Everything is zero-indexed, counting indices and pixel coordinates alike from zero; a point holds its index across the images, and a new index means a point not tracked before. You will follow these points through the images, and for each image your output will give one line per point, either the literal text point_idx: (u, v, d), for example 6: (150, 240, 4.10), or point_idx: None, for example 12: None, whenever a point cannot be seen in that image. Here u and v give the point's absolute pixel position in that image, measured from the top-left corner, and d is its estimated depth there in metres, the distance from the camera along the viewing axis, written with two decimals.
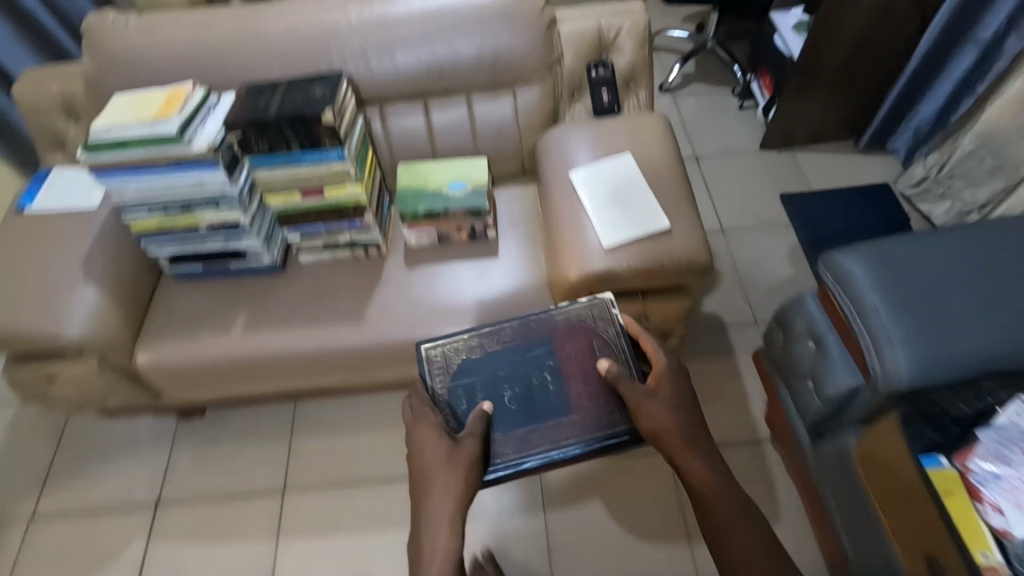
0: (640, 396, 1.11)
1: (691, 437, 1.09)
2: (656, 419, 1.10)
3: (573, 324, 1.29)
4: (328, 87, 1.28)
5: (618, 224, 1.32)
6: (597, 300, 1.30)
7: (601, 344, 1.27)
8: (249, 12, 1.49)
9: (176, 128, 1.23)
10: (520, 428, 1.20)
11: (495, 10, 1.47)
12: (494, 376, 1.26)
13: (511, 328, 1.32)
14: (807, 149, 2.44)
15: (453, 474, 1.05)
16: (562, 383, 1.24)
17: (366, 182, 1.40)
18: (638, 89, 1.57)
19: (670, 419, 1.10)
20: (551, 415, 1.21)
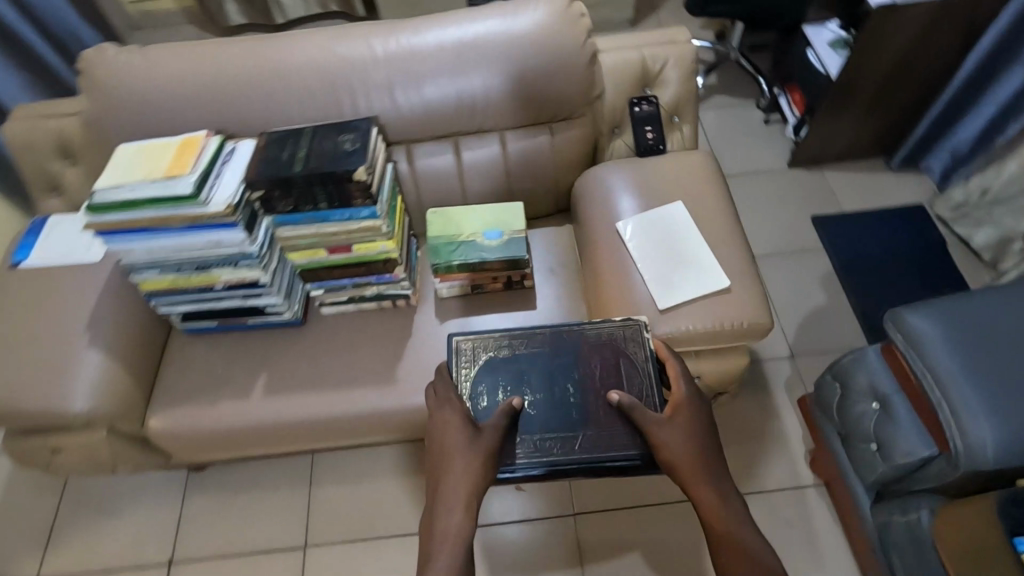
0: (657, 426, 1.03)
1: (707, 467, 0.99)
2: (672, 447, 1.01)
3: (606, 342, 1.19)
4: (357, 137, 1.16)
5: (671, 282, 1.24)
6: (631, 322, 1.20)
7: (631, 366, 1.17)
8: (263, 45, 1.36)
9: (192, 186, 1.11)
10: (534, 433, 1.12)
11: (532, 41, 1.35)
12: (519, 377, 1.17)
13: (545, 334, 1.22)
14: (838, 166, 2.34)
15: (472, 462, 0.99)
16: (587, 399, 1.15)
17: (397, 235, 1.29)
18: (682, 124, 1.46)
19: (686, 447, 1.01)
20: (567, 428, 1.12)
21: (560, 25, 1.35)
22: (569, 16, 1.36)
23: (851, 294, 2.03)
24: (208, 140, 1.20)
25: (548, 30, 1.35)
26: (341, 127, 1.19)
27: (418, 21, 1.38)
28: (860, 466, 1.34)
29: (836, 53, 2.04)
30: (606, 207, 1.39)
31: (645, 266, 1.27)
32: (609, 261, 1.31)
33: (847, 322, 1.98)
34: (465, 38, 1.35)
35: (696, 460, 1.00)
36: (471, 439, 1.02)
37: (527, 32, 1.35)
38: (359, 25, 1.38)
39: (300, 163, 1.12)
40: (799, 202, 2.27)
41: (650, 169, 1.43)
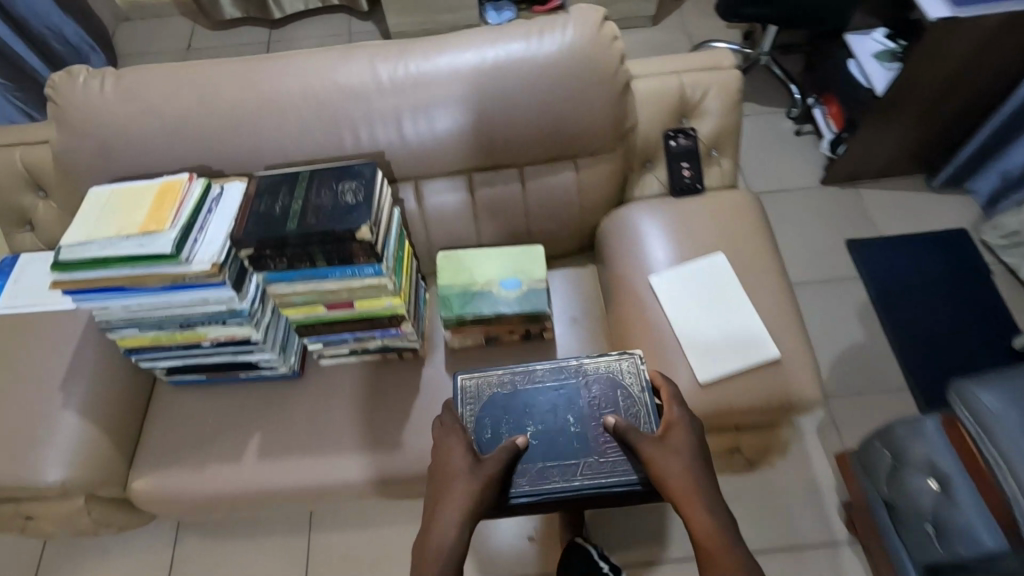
0: (649, 444, 0.91)
1: (705, 488, 0.86)
2: (666, 466, 0.88)
3: (605, 374, 1.09)
4: (359, 186, 1.02)
5: (715, 351, 1.11)
6: (626, 355, 1.11)
7: (626, 398, 1.06)
8: (255, 69, 1.20)
9: (172, 244, 0.97)
10: (534, 462, 1.02)
11: (557, 67, 1.19)
12: (520, 408, 1.07)
13: (542, 368, 1.11)
14: (875, 184, 2.18)
15: (474, 488, 0.90)
16: (587, 427, 1.04)
17: (405, 288, 1.15)
18: (722, 158, 1.31)
19: (681, 466, 0.88)
20: (568, 456, 1.02)
21: (590, 48, 1.19)
22: (600, 38, 1.19)
23: (888, 328, 1.89)
24: (191, 184, 1.06)
25: (576, 54, 1.19)
26: (341, 173, 1.04)
27: (428, 42, 1.22)
28: (913, 548, 1.21)
29: (881, 65, 1.87)
30: (636, 255, 1.25)
31: (681, 328, 1.14)
32: (641, 319, 1.18)
33: (884, 359, 1.84)
34: (482, 62, 1.19)
35: (694, 480, 0.87)
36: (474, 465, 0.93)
37: (551, 57, 1.19)
38: (362, 45, 1.23)
39: (294, 218, 0.98)
40: (833, 222, 2.11)
41: (687, 211, 1.29)
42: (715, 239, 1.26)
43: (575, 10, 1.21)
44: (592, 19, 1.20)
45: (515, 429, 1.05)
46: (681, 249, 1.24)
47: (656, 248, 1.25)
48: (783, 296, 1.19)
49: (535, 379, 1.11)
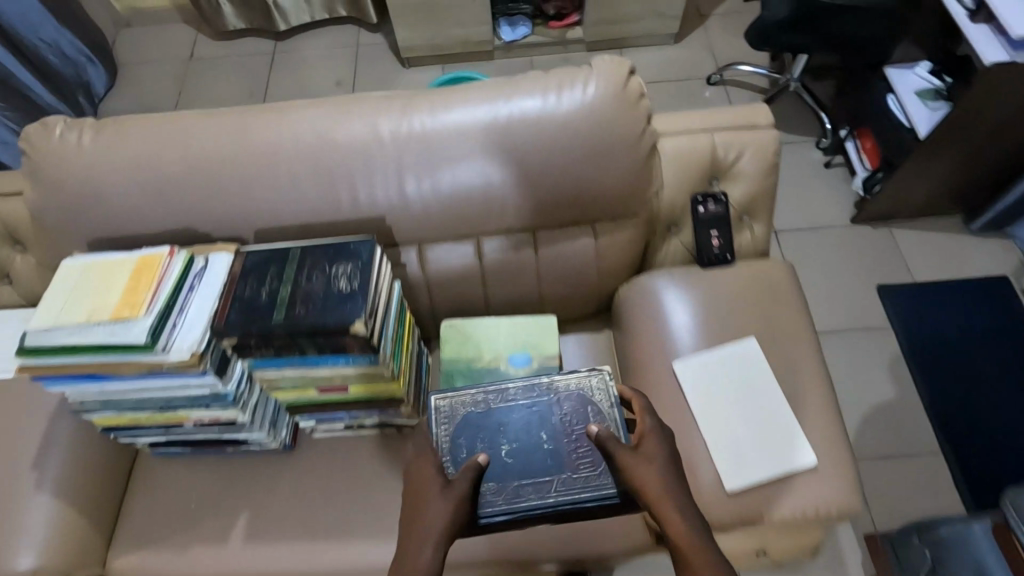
0: (624, 452, 0.81)
1: (685, 497, 0.77)
2: (646, 474, 0.79)
3: (576, 390, 1.01)
4: (355, 269, 0.92)
5: (744, 454, 1.00)
6: (596, 371, 1.03)
7: (599, 416, 0.98)
8: (246, 122, 1.10)
9: (146, 334, 0.88)
10: (508, 480, 0.93)
11: (577, 128, 1.07)
12: (490, 427, 0.98)
13: (514, 386, 1.02)
14: (910, 224, 2.04)
15: (449, 505, 0.80)
16: (558, 444, 0.96)
17: (404, 370, 1.05)
18: (754, 223, 1.20)
19: (661, 473, 0.79)
20: (542, 473, 0.93)
21: (614, 108, 1.07)
22: (625, 96, 1.08)
23: (920, 386, 1.77)
24: (171, 259, 0.96)
25: (598, 114, 1.07)
26: (335, 252, 0.94)
27: (435, 95, 1.11)
28: None
29: (925, 105, 1.74)
30: (658, 332, 1.15)
31: (707, 424, 1.04)
32: (661, 410, 1.08)
33: (916, 420, 1.73)
34: (494, 121, 1.08)
35: (673, 487, 0.77)
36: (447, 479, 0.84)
37: (569, 115, 1.07)
38: (362, 97, 1.12)
39: (282, 308, 0.89)
40: (864, 266, 1.99)
41: (716, 283, 1.17)
42: (747, 317, 1.14)
43: (598, 63, 1.09)
44: (617, 74, 1.08)
45: (486, 448, 0.97)
46: (708, 328, 1.14)
47: (679, 325, 1.15)
48: (819, 386, 1.08)
49: (505, 395, 1.02)
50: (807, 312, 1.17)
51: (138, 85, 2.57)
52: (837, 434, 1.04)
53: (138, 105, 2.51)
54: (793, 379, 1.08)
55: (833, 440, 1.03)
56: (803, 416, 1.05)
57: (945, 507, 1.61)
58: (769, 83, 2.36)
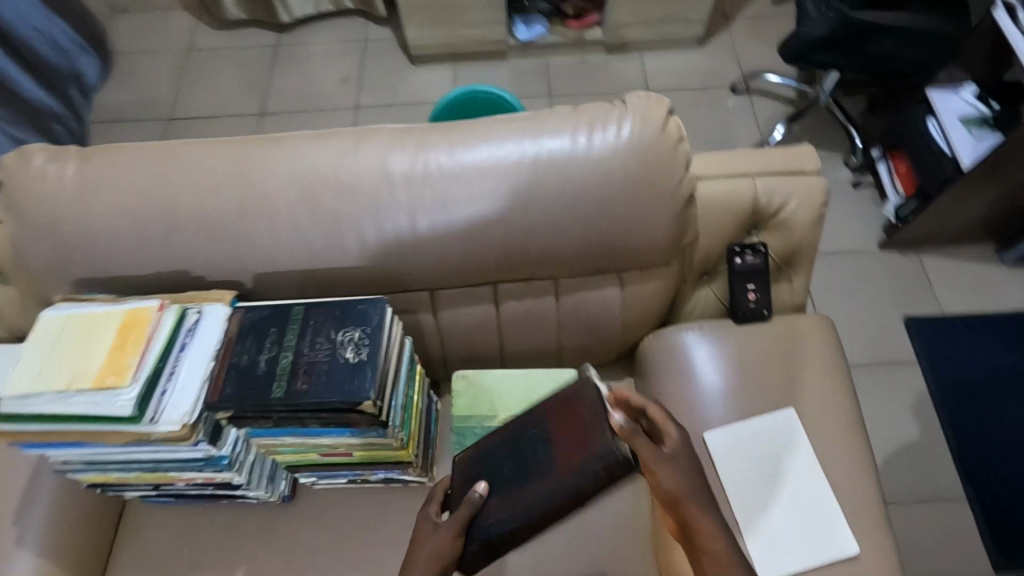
0: (655, 460, 0.85)
1: (704, 498, 0.87)
2: (673, 480, 0.86)
3: (560, 394, 0.92)
4: (363, 335, 0.83)
5: (779, 544, 0.94)
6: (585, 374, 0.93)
7: (586, 413, 0.87)
8: (242, 155, 1.00)
9: (133, 406, 0.80)
10: (507, 494, 0.87)
11: (609, 173, 0.98)
12: (488, 450, 0.92)
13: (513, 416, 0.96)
14: (943, 252, 1.94)
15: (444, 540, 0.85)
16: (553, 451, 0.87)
17: (413, 433, 0.97)
18: (792, 275, 1.12)
19: (686, 478, 0.86)
20: (537, 475, 0.86)
21: (651, 151, 0.98)
22: (664, 138, 0.98)
23: (947, 427, 1.70)
24: (162, 313, 0.88)
25: (633, 158, 0.97)
26: (341, 314, 0.86)
27: (455, 129, 1.01)
28: None
29: (969, 132, 1.66)
30: (685, 392, 1.07)
31: (737, 501, 0.98)
32: None
33: (942, 463, 1.66)
34: (520, 161, 0.98)
35: (695, 491, 0.87)
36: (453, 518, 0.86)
37: (599, 160, 0.97)
38: (374, 129, 1.02)
39: (282, 379, 0.81)
40: (892, 295, 1.89)
41: (751, 339, 1.09)
42: (784, 379, 1.06)
43: (634, 100, 0.99)
44: (656, 113, 0.98)
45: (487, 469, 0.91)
46: (741, 391, 1.06)
47: (706, 385, 1.07)
48: (862, 459, 1.00)
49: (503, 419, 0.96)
50: (849, 374, 1.08)
51: (134, 76, 2.45)
52: (877, 515, 0.96)
53: (134, 98, 2.39)
54: (834, 451, 1.00)
55: (874, 520, 0.96)
56: (842, 494, 0.97)
57: (971, 557, 1.54)
58: (796, 94, 2.24)
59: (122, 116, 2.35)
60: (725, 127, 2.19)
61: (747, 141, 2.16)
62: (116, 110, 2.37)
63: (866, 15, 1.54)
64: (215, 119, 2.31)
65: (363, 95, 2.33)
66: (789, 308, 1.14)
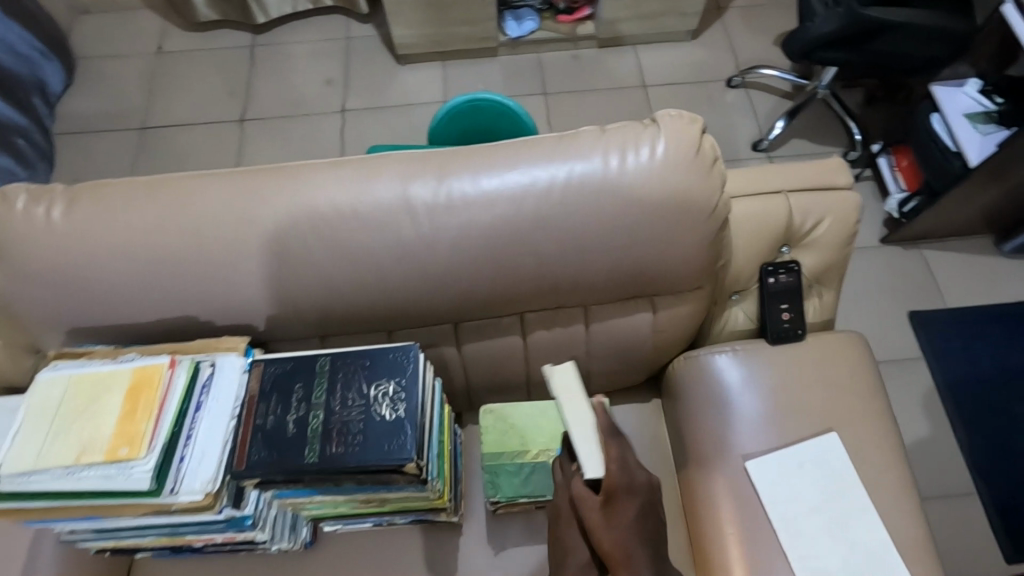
0: (592, 509, 0.82)
1: (639, 558, 0.79)
2: (605, 529, 0.81)
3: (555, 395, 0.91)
4: (398, 389, 0.78)
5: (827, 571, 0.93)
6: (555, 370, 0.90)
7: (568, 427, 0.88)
8: (246, 190, 0.92)
9: (150, 479, 0.73)
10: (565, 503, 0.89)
11: (644, 199, 0.91)
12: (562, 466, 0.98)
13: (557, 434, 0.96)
14: (944, 245, 1.94)
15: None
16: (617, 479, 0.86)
17: (447, 478, 0.93)
18: (822, 291, 1.10)
19: (626, 529, 0.81)
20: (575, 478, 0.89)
21: (687, 175, 0.91)
22: (700, 160, 0.92)
23: (957, 423, 1.71)
24: (173, 370, 0.81)
25: (669, 181, 0.91)
26: (372, 365, 0.80)
27: (478, 154, 0.94)
28: None
29: (975, 128, 1.66)
30: (719, 415, 1.04)
31: (786, 531, 0.96)
32: (731, 511, 0.98)
33: (952, 459, 1.67)
34: (551, 189, 0.91)
35: (628, 549, 0.80)
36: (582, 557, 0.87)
37: (633, 184, 0.91)
38: (390, 157, 0.94)
39: (314, 443, 0.75)
40: (896, 290, 1.89)
41: (785, 360, 1.06)
42: (822, 400, 1.03)
43: (664, 120, 0.94)
44: (690, 132, 0.92)
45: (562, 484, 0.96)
46: (779, 414, 1.03)
47: (746, 409, 1.03)
48: (903, 483, 0.99)
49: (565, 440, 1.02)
50: (884, 392, 1.07)
51: (100, 82, 2.29)
52: (916, 538, 0.95)
53: (101, 106, 2.25)
54: (876, 475, 0.99)
55: (915, 545, 0.95)
56: (881, 518, 0.96)
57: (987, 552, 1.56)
58: (793, 87, 2.21)
59: (90, 126, 2.21)
60: (725, 123, 2.15)
61: (747, 137, 2.12)
62: (82, 120, 2.22)
63: (873, 10, 1.50)
64: (193, 128, 2.19)
65: (349, 98, 2.23)
66: (819, 325, 1.12)
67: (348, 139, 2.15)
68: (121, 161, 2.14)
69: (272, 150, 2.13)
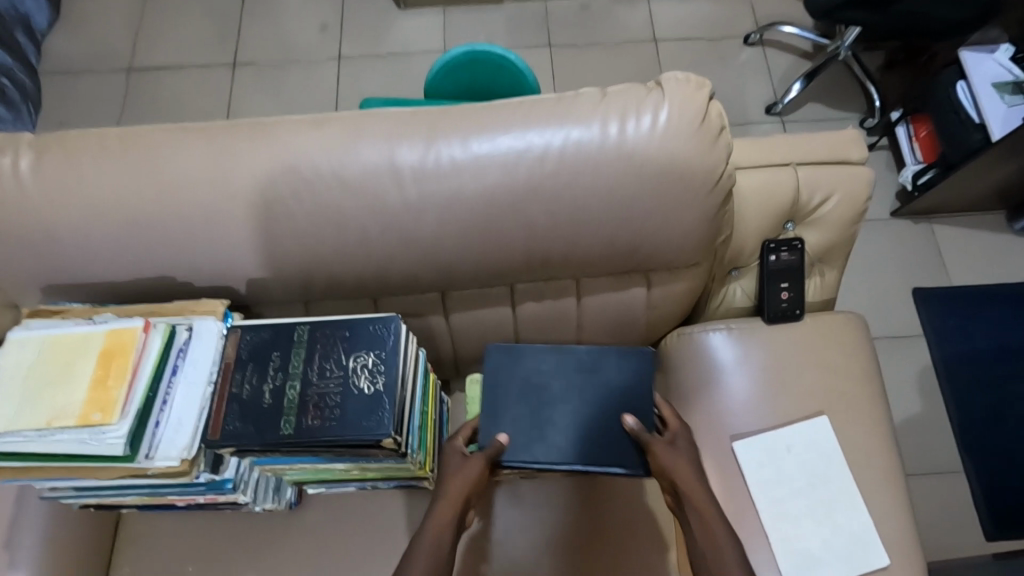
0: (660, 442, 0.89)
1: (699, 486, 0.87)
2: (671, 460, 0.88)
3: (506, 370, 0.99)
4: (377, 361, 0.76)
5: (810, 556, 0.93)
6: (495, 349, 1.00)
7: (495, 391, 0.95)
8: (220, 147, 0.87)
9: (124, 445, 0.72)
10: (520, 456, 0.91)
11: (644, 170, 0.86)
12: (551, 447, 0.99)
13: None
14: (955, 221, 1.88)
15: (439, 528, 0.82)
16: (568, 458, 0.91)
17: (429, 449, 0.92)
18: (824, 269, 1.06)
19: (688, 462, 0.88)
20: (534, 437, 0.93)
21: (690, 146, 0.86)
22: (705, 130, 0.86)
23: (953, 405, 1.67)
24: (147, 334, 0.79)
25: (670, 150, 0.86)
26: (351, 336, 0.77)
27: (470, 116, 0.88)
28: None
29: (1002, 99, 1.58)
30: (712, 394, 1.02)
31: (770, 514, 0.95)
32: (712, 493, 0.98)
33: (941, 437, 1.66)
34: (545, 156, 0.86)
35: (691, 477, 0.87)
36: (456, 499, 0.85)
37: (631, 153, 0.86)
38: (377, 115, 0.89)
39: (290, 414, 0.73)
40: (900, 265, 1.85)
41: (781, 341, 1.04)
42: (815, 385, 1.01)
43: (669, 83, 0.87)
44: (697, 99, 0.86)
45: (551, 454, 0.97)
46: (769, 397, 1.01)
47: (737, 393, 1.01)
48: (891, 471, 0.98)
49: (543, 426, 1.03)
50: (878, 377, 1.04)
51: (85, 19, 2.18)
52: (893, 521, 0.95)
53: (88, 45, 2.15)
54: (865, 463, 0.98)
55: (893, 530, 0.95)
56: (861, 503, 0.96)
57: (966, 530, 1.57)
58: (813, 47, 2.09)
59: (75, 66, 2.12)
60: (738, 84, 2.05)
61: (760, 99, 2.03)
62: (67, 60, 2.13)
63: None
64: (181, 72, 2.09)
65: (343, 43, 2.12)
66: (819, 304, 1.09)
67: (342, 88, 2.06)
68: (108, 105, 2.06)
69: (265, 98, 2.05)
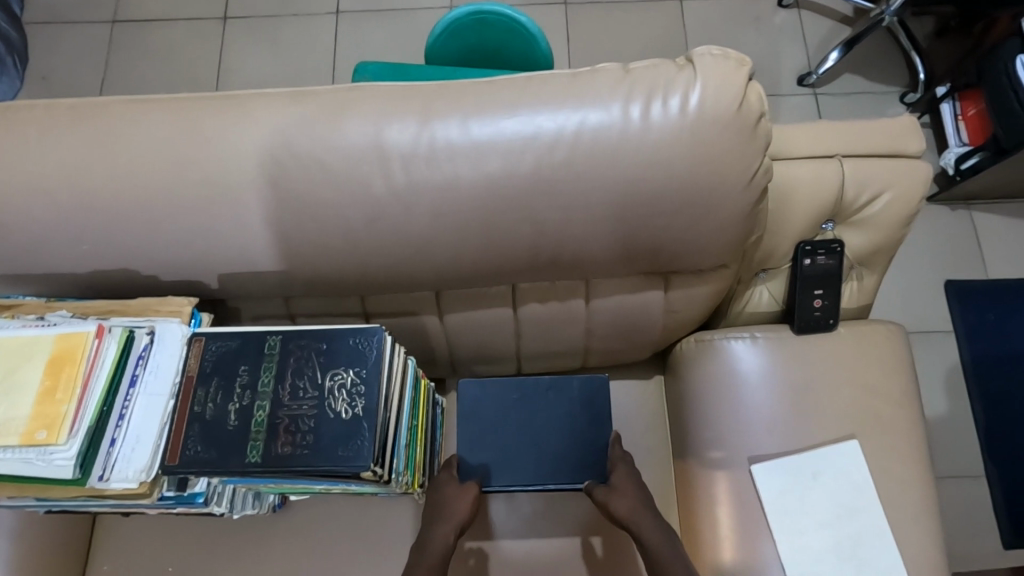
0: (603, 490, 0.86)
1: (649, 518, 0.83)
2: (620, 505, 0.84)
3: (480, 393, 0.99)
4: (356, 380, 0.67)
5: None
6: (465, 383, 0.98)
7: (471, 415, 0.95)
8: (183, 123, 0.76)
9: (75, 468, 0.65)
10: (502, 478, 0.92)
11: (668, 163, 0.74)
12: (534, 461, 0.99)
13: None
14: (999, 209, 1.73)
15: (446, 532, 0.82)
16: (540, 475, 0.91)
17: (416, 464, 0.85)
18: (863, 274, 0.95)
19: (635, 497, 0.85)
20: (516, 459, 0.93)
21: (724, 135, 0.74)
22: (743, 117, 0.74)
23: (980, 408, 1.57)
24: (100, 340, 0.69)
25: (700, 139, 0.74)
26: (329, 350, 0.69)
27: (471, 92, 0.76)
28: None
29: None
30: (728, 412, 0.93)
31: (788, 541, 0.87)
32: (724, 513, 0.91)
33: (966, 442, 1.56)
34: (557, 143, 0.74)
35: (642, 513, 0.84)
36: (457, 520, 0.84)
37: (654, 142, 0.74)
38: (365, 89, 0.78)
39: (257, 439, 0.65)
40: (931, 253, 1.70)
41: (811, 352, 0.94)
42: (845, 403, 0.92)
43: (703, 59, 0.75)
44: (735, 78, 0.74)
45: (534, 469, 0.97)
46: (795, 413, 0.92)
47: (761, 411, 0.92)
48: (926, 504, 0.89)
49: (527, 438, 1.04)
50: (912, 393, 0.94)
51: None
52: (920, 554, 0.86)
53: None
54: (896, 492, 0.89)
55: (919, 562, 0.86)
56: (886, 534, 0.87)
57: (988, 541, 1.48)
58: (854, 11, 1.90)
59: (60, 16, 1.97)
60: (770, 50, 1.88)
61: (793, 69, 1.86)
62: (53, 8, 1.99)
63: None
64: (172, 24, 1.95)
65: None
66: (854, 311, 0.99)
67: (340, 48, 1.90)
68: (95, 59, 1.92)
69: (259, 56, 1.90)
